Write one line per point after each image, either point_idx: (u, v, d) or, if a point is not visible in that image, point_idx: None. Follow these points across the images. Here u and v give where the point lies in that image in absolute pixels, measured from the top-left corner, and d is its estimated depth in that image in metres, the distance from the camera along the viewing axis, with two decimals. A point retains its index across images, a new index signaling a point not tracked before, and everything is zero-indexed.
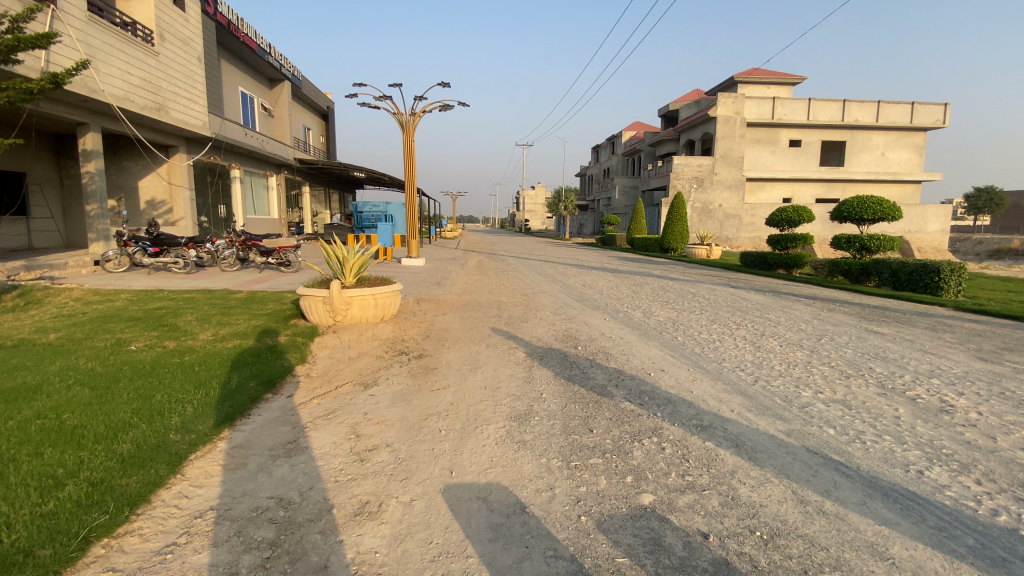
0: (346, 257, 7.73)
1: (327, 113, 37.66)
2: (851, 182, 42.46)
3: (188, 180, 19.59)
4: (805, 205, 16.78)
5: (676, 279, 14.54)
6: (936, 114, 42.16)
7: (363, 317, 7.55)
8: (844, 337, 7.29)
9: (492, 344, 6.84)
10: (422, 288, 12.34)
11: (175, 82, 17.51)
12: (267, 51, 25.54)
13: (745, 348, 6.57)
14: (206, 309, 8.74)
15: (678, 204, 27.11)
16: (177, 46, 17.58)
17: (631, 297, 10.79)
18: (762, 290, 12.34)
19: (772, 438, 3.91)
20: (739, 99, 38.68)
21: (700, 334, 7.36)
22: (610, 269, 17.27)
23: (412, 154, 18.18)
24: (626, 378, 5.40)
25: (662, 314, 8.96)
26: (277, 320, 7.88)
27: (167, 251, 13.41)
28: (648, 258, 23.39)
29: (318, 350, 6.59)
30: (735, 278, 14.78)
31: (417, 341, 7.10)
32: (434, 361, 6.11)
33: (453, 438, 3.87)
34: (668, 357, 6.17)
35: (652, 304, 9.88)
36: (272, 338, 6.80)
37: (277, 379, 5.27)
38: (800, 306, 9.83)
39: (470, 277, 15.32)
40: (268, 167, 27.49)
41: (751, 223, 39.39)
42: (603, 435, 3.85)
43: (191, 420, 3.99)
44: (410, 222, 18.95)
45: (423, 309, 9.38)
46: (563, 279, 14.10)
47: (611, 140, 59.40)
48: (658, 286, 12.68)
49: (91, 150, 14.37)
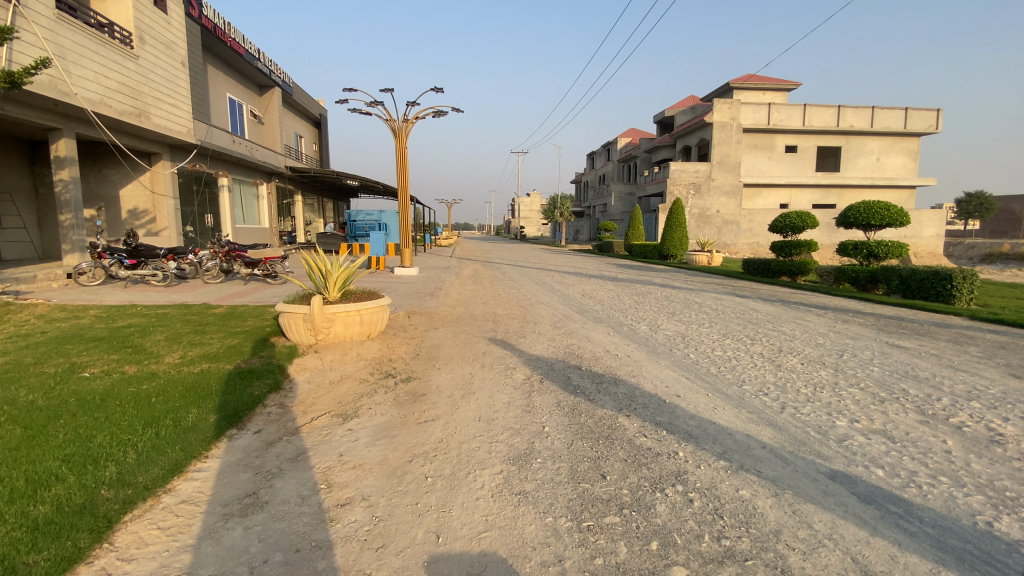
0: (329, 270, 7.14)
1: (320, 121, 37.20)
2: (847, 188, 42.25)
3: (172, 189, 19.18)
4: (809, 211, 16.30)
5: (679, 288, 14.02)
6: (930, 119, 42.06)
7: (348, 335, 6.94)
8: (866, 353, 6.74)
9: (487, 364, 6.23)
10: (414, 300, 11.75)
11: (156, 87, 17.02)
12: (256, 57, 25.11)
13: (764, 367, 6.00)
14: (178, 327, 8.15)
15: (677, 211, 26.68)
16: (158, 49, 17.13)
17: (633, 308, 10.23)
18: (769, 299, 11.84)
19: (817, 484, 3.31)
20: (734, 105, 38.56)
21: (713, 351, 6.79)
22: (610, 278, 16.72)
23: (404, 160, 17.66)
24: (637, 404, 4.80)
25: (669, 327, 8.42)
26: (255, 338, 7.28)
27: (144, 264, 12.91)
28: (648, 266, 22.89)
29: (295, 373, 6.00)
30: (740, 286, 14.26)
31: (406, 361, 6.50)
32: (422, 385, 5.52)
33: (441, 489, 3.28)
34: (682, 379, 5.58)
35: (657, 316, 9.33)
36: (246, 361, 6.21)
37: (243, 413, 4.67)
38: (813, 318, 9.30)
39: (465, 287, 14.74)
40: (259, 175, 26.91)
41: (748, 229, 39.07)
42: (618, 484, 3.29)
43: (132, 472, 3.42)
44: (403, 230, 18.38)
45: (414, 324, 8.78)
46: (562, 289, 13.54)
47: (607, 147, 59.29)
48: (660, 295, 12.15)
49: (65, 157, 13.97)
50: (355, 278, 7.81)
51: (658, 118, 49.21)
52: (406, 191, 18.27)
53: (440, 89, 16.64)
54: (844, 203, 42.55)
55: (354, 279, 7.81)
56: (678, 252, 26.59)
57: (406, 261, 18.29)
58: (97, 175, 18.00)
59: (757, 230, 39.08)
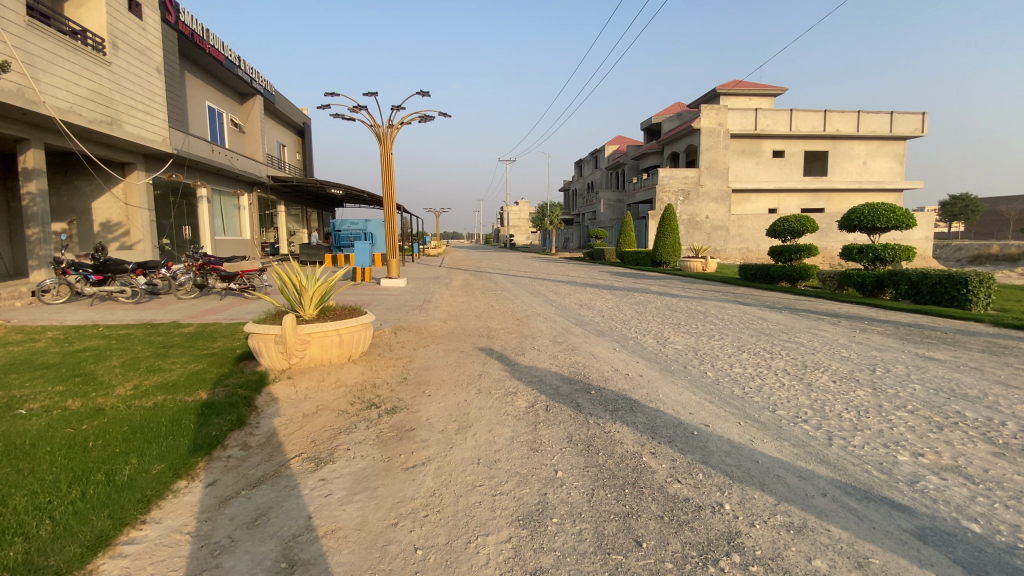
0: (304, 285, 6.41)
1: (304, 129, 36.37)
2: (835, 192, 42.43)
3: (148, 202, 18.20)
4: (809, 215, 15.84)
5: (679, 295, 13.46)
6: (915, 123, 42.46)
7: (324, 358, 6.19)
8: (900, 368, 6.16)
9: (484, 389, 5.53)
10: (401, 313, 11.01)
11: (129, 94, 16.15)
12: (236, 64, 24.30)
13: (794, 388, 5.35)
14: (139, 350, 7.30)
15: (669, 216, 26.28)
16: (132, 55, 16.27)
17: (636, 319, 9.61)
18: (775, 307, 11.30)
19: (907, 549, 2.66)
20: (723, 111, 38.46)
21: (732, 367, 6.14)
22: (606, 286, 16.14)
23: (390, 168, 16.98)
24: (662, 437, 4.10)
25: (679, 340, 7.79)
26: (223, 362, 6.48)
27: (112, 279, 11.87)
28: (642, 273, 22.41)
29: (264, 405, 5.24)
30: (741, 293, 13.73)
31: (391, 387, 5.78)
32: (410, 417, 4.80)
33: (436, 569, 2.55)
34: (705, 404, 4.90)
35: (663, 328, 8.72)
36: (209, 391, 5.40)
37: (197, 457, 3.90)
38: (828, 327, 8.74)
39: (455, 299, 14.04)
40: (240, 185, 26.00)
41: (738, 234, 38.94)
42: (658, 554, 2.61)
43: (41, 551, 2.66)
44: (390, 240, 17.66)
45: (401, 341, 8.05)
46: (556, 299, 12.90)
47: (594, 154, 59.18)
48: (661, 304, 11.56)
49: (33, 168, 12.93)
50: (334, 292, 7.08)
51: (646, 124, 49.05)
52: (392, 200, 17.57)
53: (428, 94, 15.98)
54: (832, 207, 42.72)
55: (332, 293, 7.08)
56: (671, 259, 26.16)
57: (394, 272, 17.56)
58: (68, 187, 17.02)
59: (747, 235, 38.97)
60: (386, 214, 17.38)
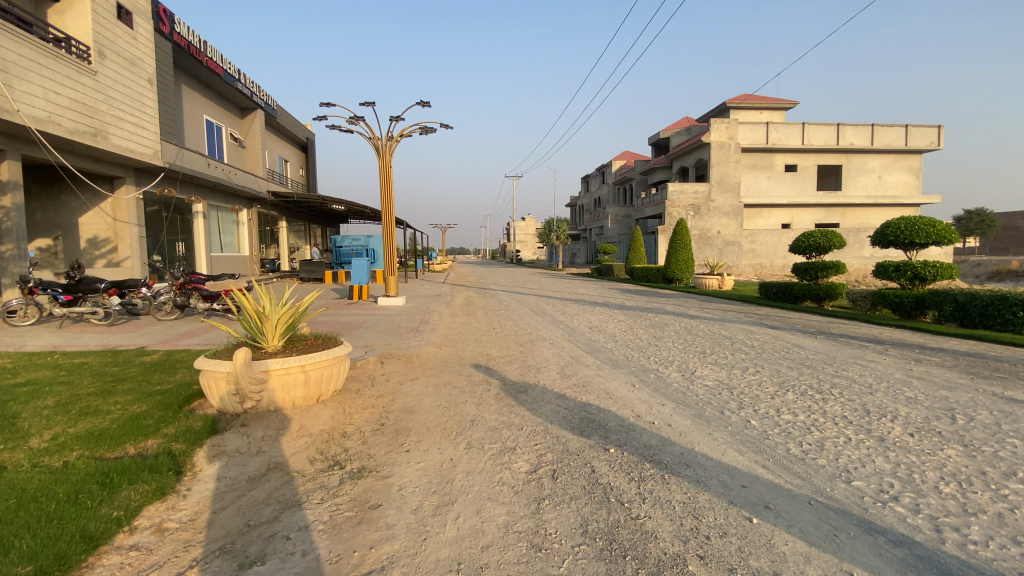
0: (266, 312, 5.45)
1: (307, 144, 35.94)
2: (850, 207, 41.26)
3: (137, 217, 17.54)
4: (835, 230, 14.67)
5: (697, 317, 12.42)
6: (930, 136, 41.33)
7: (288, 399, 5.18)
8: (983, 413, 5.06)
9: (475, 442, 4.51)
10: (394, 337, 10.06)
11: (117, 105, 15.56)
12: (236, 78, 23.87)
13: (864, 447, 4.28)
14: (82, 385, 6.37)
15: (682, 231, 25.27)
16: (121, 65, 15.74)
17: (653, 346, 8.55)
18: (806, 331, 10.21)
19: None
20: (732, 125, 37.68)
21: (778, 414, 5.08)
22: (617, 306, 15.12)
23: (388, 181, 16.19)
24: (709, 526, 3.03)
25: (706, 373, 6.74)
26: (170, 403, 5.49)
27: (83, 300, 11.04)
28: (654, 290, 21.39)
29: (202, 465, 4.25)
30: (764, 314, 12.65)
31: (363, 438, 4.76)
32: (378, 485, 3.77)
33: None
34: (757, 470, 3.85)
35: (686, 358, 7.64)
36: (136, 446, 4.40)
37: (75, 558, 2.90)
38: (876, 358, 7.62)
39: (455, 319, 13.08)
40: (239, 201, 25.38)
41: (751, 250, 37.93)
42: None
43: None
44: (388, 256, 16.77)
45: (386, 374, 7.06)
46: (564, 321, 11.87)
47: (601, 169, 58.67)
48: (680, 328, 10.50)
49: (6, 181, 12.32)
50: (306, 319, 6.12)
51: (654, 138, 48.43)
52: (391, 215, 16.75)
53: (428, 103, 15.24)
54: (848, 222, 41.51)
55: (303, 320, 6.12)
56: (684, 276, 25.08)
57: (392, 290, 16.63)
58: (55, 202, 16.47)
59: (760, 250, 37.93)
60: (383, 229, 16.55)
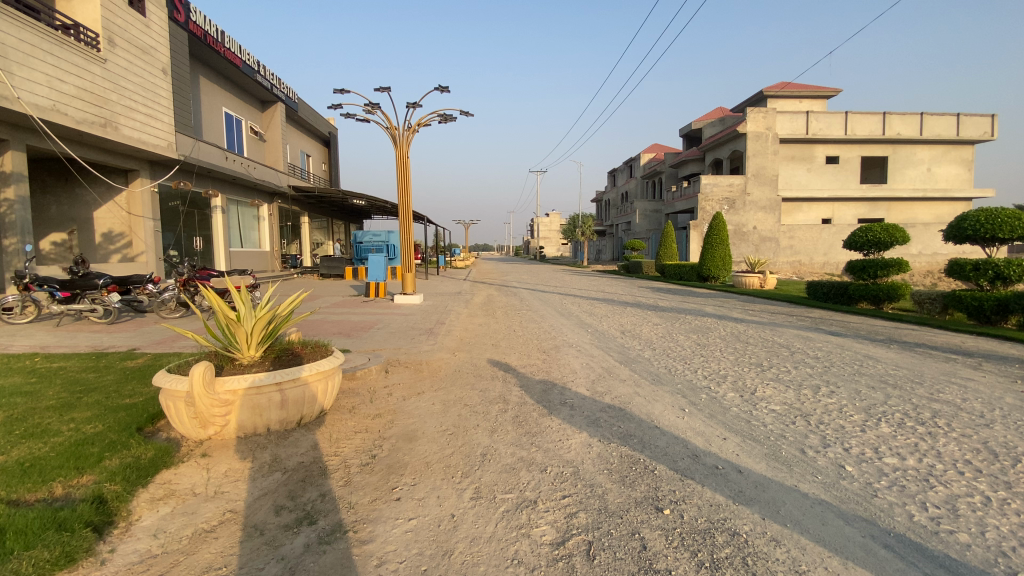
0: (237, 320, 4.54)
1: (330, 139, 35.57)
2: (896, 201, 38.71)
3: (152, 211, 17.16)
4: (898, 224, 13.04)
5: (742, 321, 11.12)
6: (984, 125, 38.35)
7: (261, 423, 4.28)
8: None
9: (485, 490, 3.49)
10: (405, 341, 9.14)
11: (128, 95, 15.17)
12: (255, 69, 23.43)
13: (1015, 514, 3.08)
14: (45, 396, 5.59)
15: (718, 226, 23.77)
16: (132, 53, 15.31)
17: (699, 357, 7.39)
18: (875, 338, 8.87)
19: None
20: (770, 114, 35.64)
21: (878, 459, 3.90)
22: (649, 307, 13.90)
23: (406, 172, 15.34)
24: None
25: (770, 394, 5.58)
26: (128, 424, 4.65)
27: (81, 296, 10.53)
28: (688, 289, 20.05)
29: (139, 516, 3.36)
30: (820, 318, 11.28)
31: (346, 478, 3.81)
32: (348, 558, 2.79)
33: None
34: (876, 551, 2.69)
35: (740, 372, 6.45)
36: (63, 486, 3.54)
37: None
38: (974, 375, 6.30)
39: (473, 320, 12.14)
40: (259, 195, 24.98)
41: (789, 246, 35.97)
42: None
43: None
44: (405, 252, 15.92)
45: (389, 386, 6.12)
46: (592, 323, 10.75)
47: (629, 162, 56.94)
48: (725, 334, 9.30)
49: (10, 172, 11.92)
50: (293, 322, 5.22)
51: (685, 130, 46.50)
52: (408, 208, 15.90)
53: (446, 89, 14.27)
54: (894, 217, 38.92)
55: (290, 323, 5.22)
56: (720, 274, 23.61)
57: (409, 287, 15.78)
58: (70, 194, 16.17)
59: (799, 247, 35.93)
60: (400, 222, 15.71)
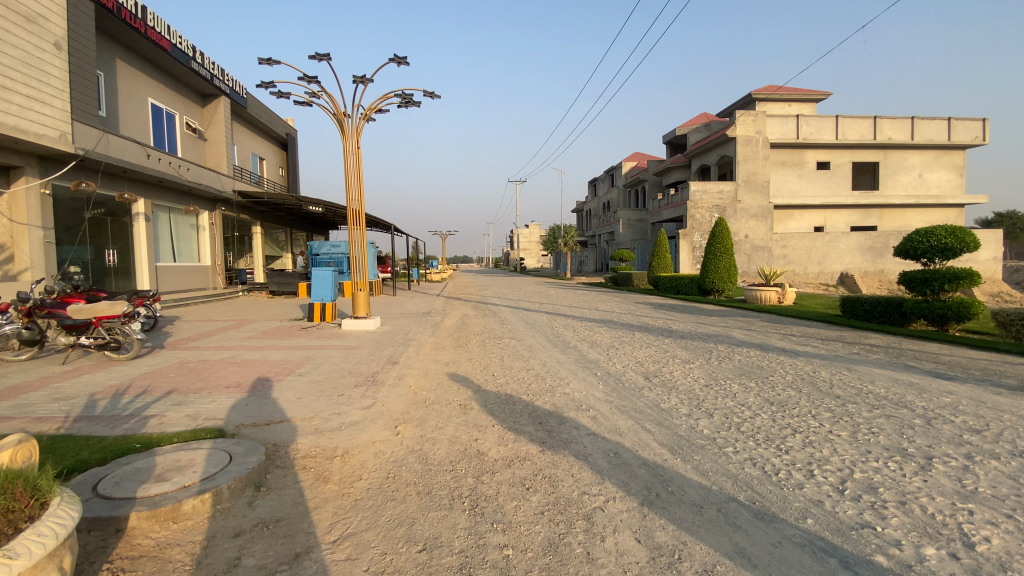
0: None
1: (288, 141, 32.30)
2: (888, 208, 37.24)
3: (42, 218, 13.75)
4: (967, 227, 10.63)
5: (796, 354, 8.37)
6: (975, 130, 37.16)
7: None
8: None
9: None
10: (327, 401, 6.07)
11: (4, 70, 11.89)
12: (190, 56, 20.20)
13: None
14: None
15: (720, 234, 21.34)
16: (11, 20, 12.09)
17: (797, 436, 4.52)
18: (1008, 385, 6.21)
19: None
20: (760, 117, 33.75)
21: None
22: (660, 331, 11.10)
23: (356, 167, 12.35)
24: None
25: (1008, 549, 2.79)
26: None
27: None
28: (692, 306, 17.45)
29: None
30: (892, 349, 8.61)
31: None
32: None
33: None
34: None
35: (898, 481, 3.61)
36: None
37: None
38: None
39: (439, 355, 9.16)
40: (195, 201, 21.51)
41: (782, 255, 34.10)
42: None
43: None
44: (358, 266, 12.84)
45: (244, 541, 3.03)
46: (599, 362, 7.84)
47: (609, 171, 54.83)
48: (793, 380, 6.53)
49: None
50: None
51: (669, 136, 44.68)
52: (360, 213, 12.91)
53: (405, 61, 11.37)
54: (887, 225, 37.41)
55: None
56: (724, 287, 21.15)
57: (362, 309, 12.62)
58: None
59: (792, 256, 34.01)
60: (351, 229, 12.67)
